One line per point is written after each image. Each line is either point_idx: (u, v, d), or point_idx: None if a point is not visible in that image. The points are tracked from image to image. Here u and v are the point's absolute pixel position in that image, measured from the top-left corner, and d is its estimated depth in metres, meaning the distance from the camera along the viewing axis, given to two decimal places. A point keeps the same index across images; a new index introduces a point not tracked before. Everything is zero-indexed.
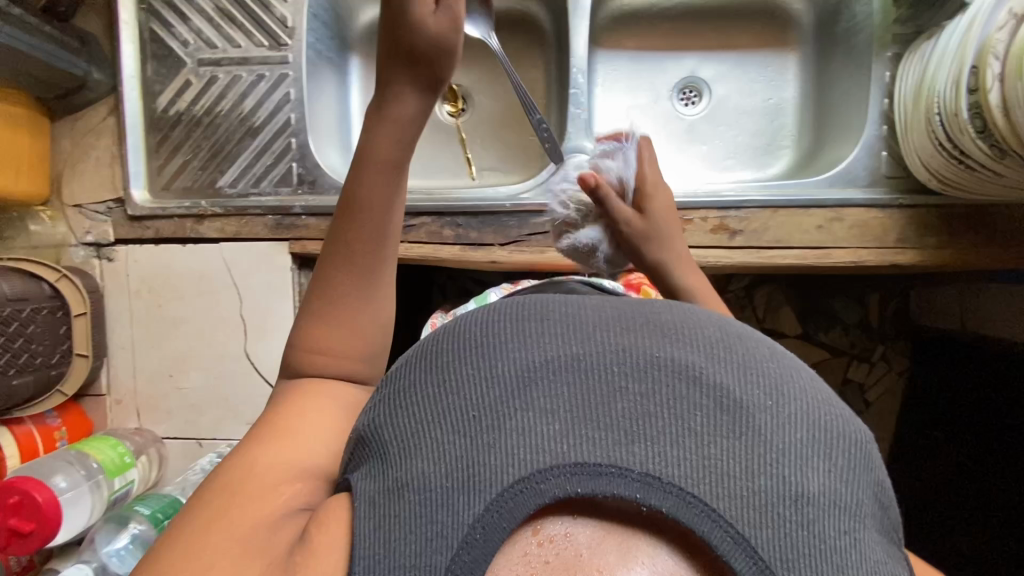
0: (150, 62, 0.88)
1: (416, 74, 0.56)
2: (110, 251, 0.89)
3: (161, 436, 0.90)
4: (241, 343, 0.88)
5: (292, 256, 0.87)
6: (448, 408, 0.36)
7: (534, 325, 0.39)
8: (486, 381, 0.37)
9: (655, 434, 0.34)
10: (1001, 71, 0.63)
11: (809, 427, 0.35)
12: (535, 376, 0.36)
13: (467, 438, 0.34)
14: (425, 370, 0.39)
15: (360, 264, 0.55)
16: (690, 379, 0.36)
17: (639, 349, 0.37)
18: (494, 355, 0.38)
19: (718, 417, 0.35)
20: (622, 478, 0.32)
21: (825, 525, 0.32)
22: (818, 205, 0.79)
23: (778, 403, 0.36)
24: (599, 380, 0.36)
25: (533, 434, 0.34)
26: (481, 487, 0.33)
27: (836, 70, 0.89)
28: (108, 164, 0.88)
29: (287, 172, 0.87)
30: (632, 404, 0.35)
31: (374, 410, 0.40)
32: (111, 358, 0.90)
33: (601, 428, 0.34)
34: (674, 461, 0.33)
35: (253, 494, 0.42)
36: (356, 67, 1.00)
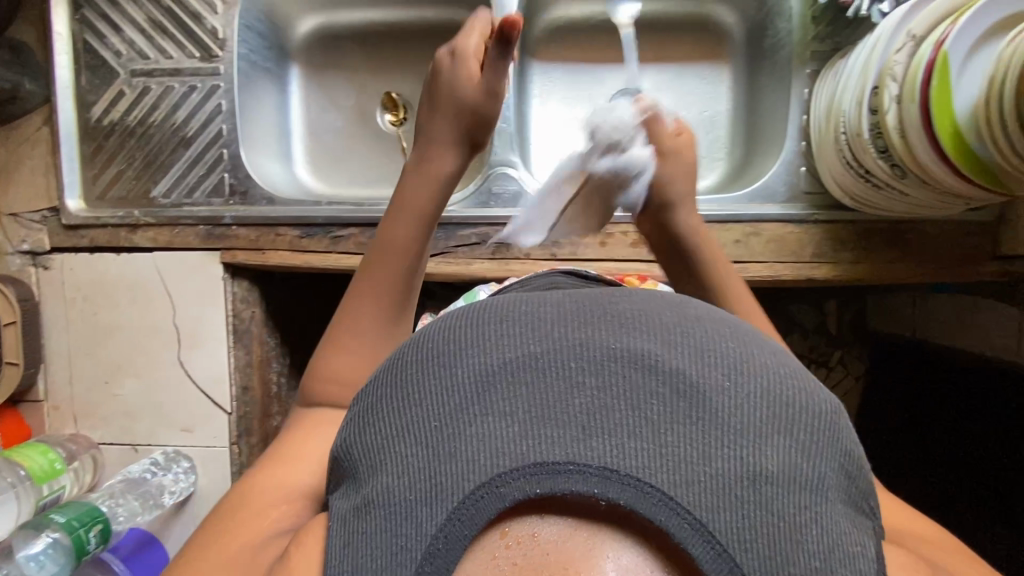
0: (84, 72, 0.88)
1: (460, 135, 0.66)
2: (46, 260, 0.90)
3: (98, 441, 0.92)
4: (175, 351, 0.90)
5: (224, 265, 0.88)
6: (411, 420, 0.36)
7: (490, 326, 0.38)
8: (444, 387, 0.36)
9: (612, 428, 0.34)
10: (898, 93, 0.64)
11: (767, 405, 0.35)
12: (491, 377, 0.36)
13: (428, 448, 0.34)
14: (388, 383, 0.39)
15: (384, 303, 0.61)
16: (646, 368, 0.35)
17: (595, 341, 0.37)
18: (451, 360, 0.37)
19: (674, 403, 0.34)
20: (579, 475, 0.32)
21: (785, 502, 0.32)
22: (736, 220, 0.81)
23: (735, 383, 0.35)
24: (555, 376, 0.35)
25: (492, 439, 0.34)
26: (443, 496, 0.33)
27: (764, 84, 0.90)
28: (44, 173, 0.89)
29: (219, 183, 0.88)
30: (589, 398, 0.34)
31: (346, 428, 0.40)
32: (49, 365, 0.92)
33: (557, 426, 0.34)
34: (631, 452, 0.33)
35: (253, 514, 0.47)
36: (296, 76, 1.01)
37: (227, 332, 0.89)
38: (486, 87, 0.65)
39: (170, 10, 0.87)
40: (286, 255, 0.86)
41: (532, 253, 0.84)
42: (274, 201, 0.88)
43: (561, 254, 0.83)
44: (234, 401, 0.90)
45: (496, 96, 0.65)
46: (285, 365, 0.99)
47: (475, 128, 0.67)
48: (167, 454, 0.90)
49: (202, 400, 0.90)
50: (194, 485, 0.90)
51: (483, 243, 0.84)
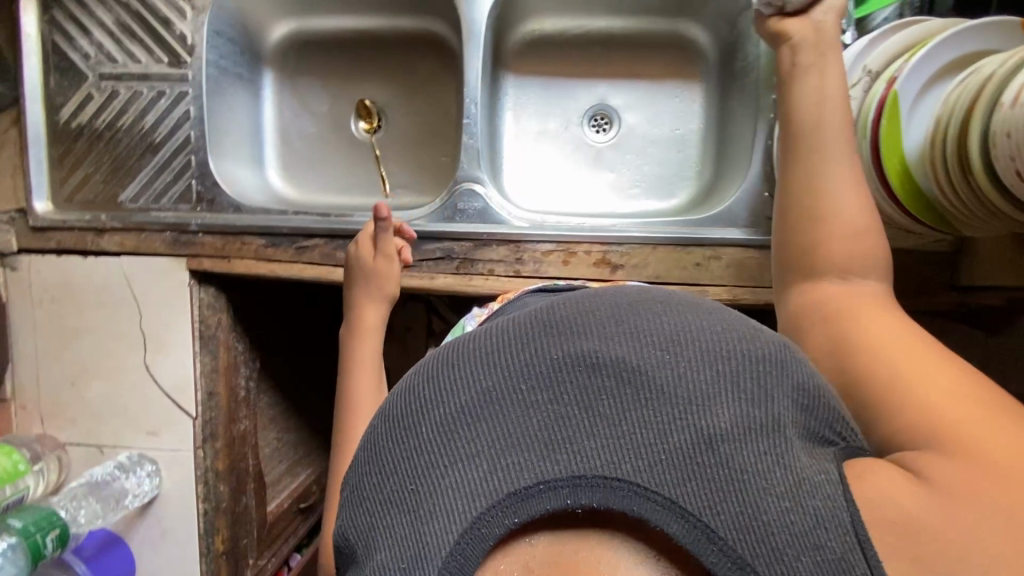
0: (53, 75, 0.88)
1: (378, 293, 0.76)
2: (14, 260, 0.91)
3: (64, 441, 0.93)
4: (141, 356, 0.90)
5: (190, 272, 0.88)
6: (389, 493, 0.35)
7: (437, 369, 0.38)
8: (407, 442, 0.36)
9: (571, 436, 0.34)
10: (852, 128, 0.65)
11: (709, 364, 0.35)
12: (447, 416, 0.36)
13: (409, 513, 0.34)
14: (359, 465, 0.38)
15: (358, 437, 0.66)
16: (589, 366, 0.36)
17: (538, 354, 0.37)
18: (410, 418, 0.36)
19: (622, 392, 0.35)
20: (551, 492, 0.33)
21: (746, 453, 0.33)
22: (697, 244, 0.81)
23: (672, 353, 0.36)
24: (508, 401, 0.35)
25: (464, 483, 0.33)
26: (433, 552, 0.32)
27: (734, 106, 0.90)
28: (11, 174, 0.89)
29: (187, 189, 0.88)
30: (544, 414, 0.35)
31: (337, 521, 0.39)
32: (16, 365, 0.92)
33: (520, 451, 0.34)
34: (592, 452, 0.34)
35: None
36: (270, 82, 1.01)
37: (193, 338, 0.89)
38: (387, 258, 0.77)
39: (138, 14, 0.86)
40: (251, 263, 0.87)
41: (495, 269, 0.84)
42: (240, 210, 0.88)
43: (524, 271, 0.84)
44: (199, 406, 0.90)
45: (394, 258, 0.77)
46: (254, 370, 1.00)
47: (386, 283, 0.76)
48: (132, 457, 0.92)
49: (168, 404, 0.91)
50: (157, 488, 0.92)
51: (447, 258, 0.85)
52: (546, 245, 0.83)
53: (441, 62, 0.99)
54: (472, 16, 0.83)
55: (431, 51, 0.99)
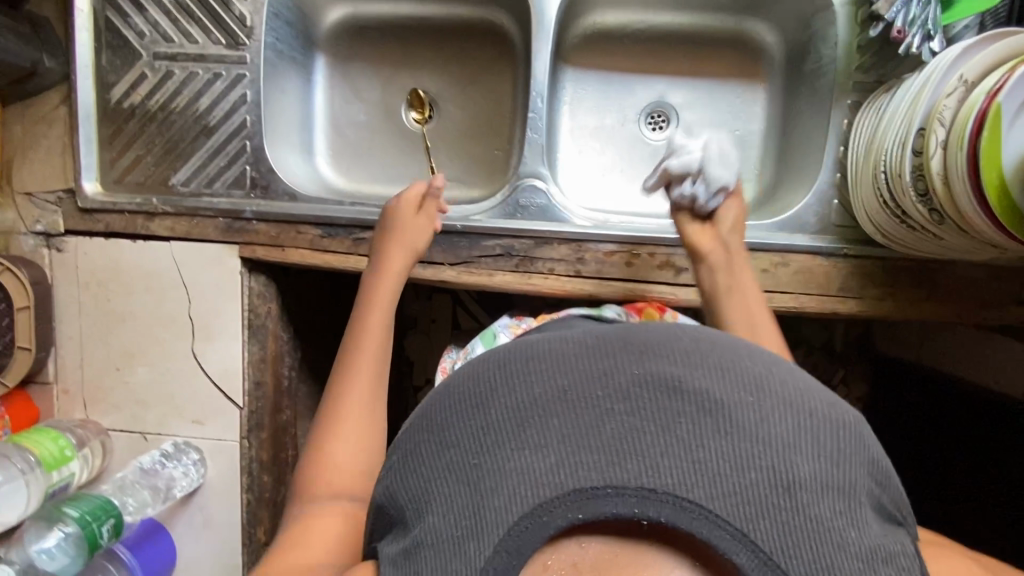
0: (104, 52, 0.86)
1: (409, 244, 0.76)
2: (60, 241, 0.89)
3: (107, 427, 0.91)
4: (188, 343, 0.89)
5: (242, 260, 0.87)
6: (452, 461, 0.40)
7: (520, 368, 0.42)
8: (480, 427, 0.40)
9: (643, 450, 0.37)
10: (945, 138, 0.63)
11: (790, 417, 0.38)
12: (527, 412, 0.39)
13: (470, 485, 0.38)
14: (425, 438, 0.43)
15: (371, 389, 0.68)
16: (673, 390, 0.39)
17: (620, 369, 0.40)
18: (483, 399, 0.41)
19: (702, 421, 0.37)
20: (618, 497, 0.35)
21: (819, 505, 0.35)
22: (764, 249, 0.80)
23: (757, 399, 0.38)
24: (588, 408, 0.39)
25: (530, 471, 0.37)
26: (490, 527, 0.36)
27: (801, 109, 0.88)
28: (60, 153, 0.87)
29: (241, 175, 0.86)
30: (620, 423, 0.38)
31: (387, 478, 0.45)
32: (58, 349, 0.91)
33: (593, 453, 0.37)
34: (665, 469, 0.36)
35: None
36: (322, 66, 0.99)
37: (243, 326, 0.88)
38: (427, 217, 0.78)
39: None
40: (306, 253, 0.85)
41: (556, 268, 0.83)
42: (295, 197, 0.86)
43: (585, 271, 0.82)
44: (246, 395, 0.89)
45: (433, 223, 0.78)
46: (297, 361, 0.98)
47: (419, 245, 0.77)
48: (177, 445, 0.90)
49: (215, 393, 0.89)
50: (202, 478, 0.90)
51: (507, 255, 0.83)
52: (609, 246, 0.82)
53: (498, 53, 0.97)
54: (542, 7, 0.81)
55: (489, 41, 0.97)
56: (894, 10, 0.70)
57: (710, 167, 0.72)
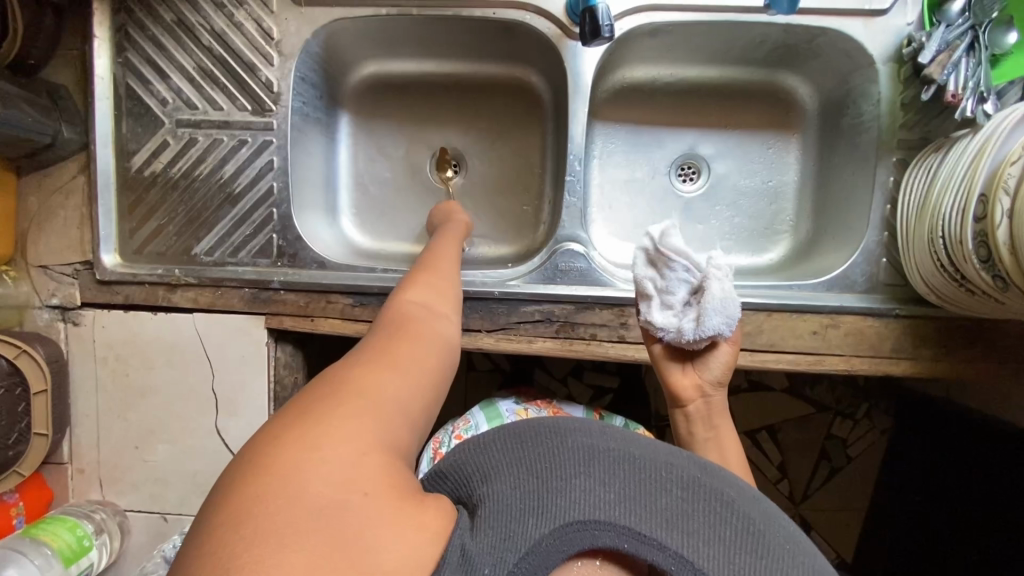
0: (126, 120, 0.83)
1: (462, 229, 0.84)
2: (76, 315, 0.84)
3: (124, 508, 0.86)
4: (212, 418, 0.85)
5: (268, 330, 0.83)
6: (528, 458, 0.46)
7: (604, 426, 0.50)
8: (562, 446, 0.47)
9: (689, 530, 0.44)
10: (1011, 207, 0.61)
11: (816, 573, 0.45)
12: (604, 455, 0.47)
13: (541, 480, 0.44)
14: (504, 431, 0.49)
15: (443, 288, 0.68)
16: (726, 504, 0.47)
17: (686, 467, 0.48)
18: (567, 429, 0.49)
19: (741, 537, 0.45)
20: (659, 551, 0.43)
21: None
22: (814, 311, 0.78)
23: (792, 547, 0.46)
24: (654, 478, 0.46)
25: (595, 493, 0.44)
26: (548, 519, 0.42)
27: (838, 162, 0.87)
28: (78, 224, 0.84)
29: (267, 243, 0.83)
30: (676, 502, 0.46)
31: (456, 453, 0.50)
32: (73, 427, 0.86)
33: (650, 510, 0.45)
34: (702, 555, 0.44)
35: (372, 411, 0.46)
36: (346, 124, 0.96)
37: (269, 400, 0.84)
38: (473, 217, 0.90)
39: (221, 59, 0.82)
40: (336, 323, 0.82)
41: (598, 333, 0.80)
42: (324, 265, 0.83)
43: (629, 336, 0.79)
44: None
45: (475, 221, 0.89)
46: None
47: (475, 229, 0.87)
48: None
49: None
50: None
51: (546, 321, 0.80)
52: None
53: (526, 107, 0.95)
54: (577, 70, 0.80)
55: (517, 97, 0.95)
56: (946, 72, 0.69)
57: (708, 312, 0.64)
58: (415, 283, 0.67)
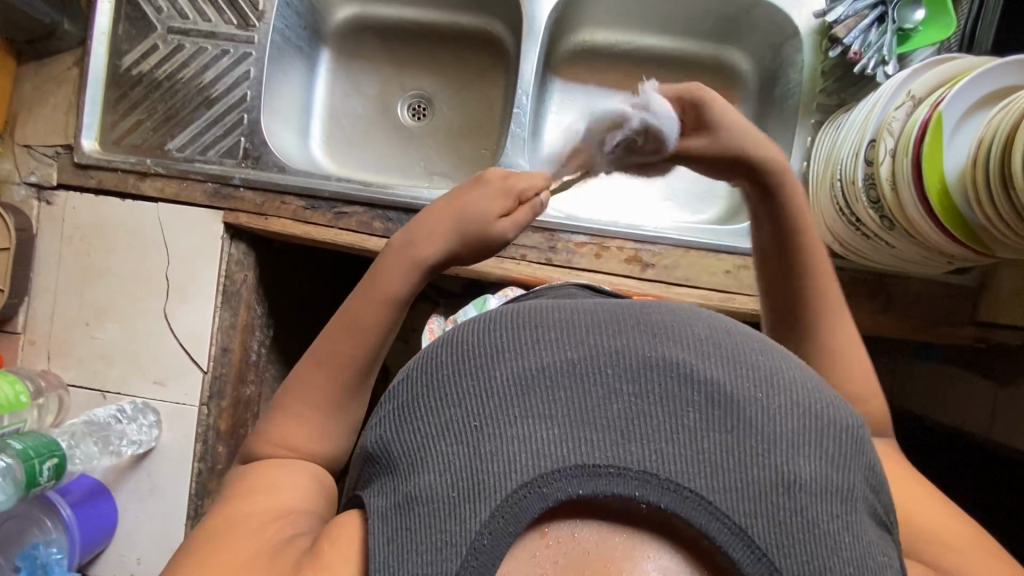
0: (122, 23, 0.91)
1: (449, 232, 0.66)
2: (51, 195, 0.91)
3: (67, 383, 0.91)
4: (161, 303, 0.90)
5: (224, 225, 0.89)
6: (451, 420, 0.39)
7: (528, 331, 0.42)
8: (483, 390, 0.39)
9: (648, 433, 0.37)
10: (893, 147, 0.67)
11: (801, 416, 0.38)
12: (532, 383, 0.39)
13: (468, 447, 0.37)
14: (424, 387, 0.42)
15: (338, 369, 0.62)
16: (682, 377, 0.39)
17: (632, 349, 0.40)
18: (486, 361, 0.41)
19: (710, 413, 0.37)
20: (620, 478, 0.36)
21: (819, 510, 0.35)
22: (728, 251, 0.84)
23: (767, 394, 0.38)
24: (594, 383, 0.39)
25: (532, 438, 0.37)
26: (484, 496, 0.36)
27: (770, 129, 0.94)
28: (65, 111, 0.91)
29: (235, 145, 0.91)
30: (626, 404, 0.38)
31: (380, 427, 0.43)
32: (31, 299, 0.91)
33: (598, 431, 0.37)
34: (669, 457, 0.36)
35: (243, 535, 0.47)
36: (326, 60, 1.05)
37: (217, 291, 0.89)
38: (506, 229, 0.68)
39: None
40: (287, 223, 0.88)
41: (528, 255, 0.86)
42: (284, 170, 0.90)
43: (556, 259, 0.86)
44: (211, 360, 0.89)
45: (507, 240, 0.69)
46: (266, 336, 0.98)
47: (470, 241, 0.67)
48: (134, 405, 0.89)
49: (180, 354, 0.89)
50: (156, 439, 0.89)
51: None
52: (581, 237, 0.86)
53: (493, 59, 1.03)
54: (533, 16, 0.89)
55: (485, 48, 1.03)
56: (852, 35, 0.77)
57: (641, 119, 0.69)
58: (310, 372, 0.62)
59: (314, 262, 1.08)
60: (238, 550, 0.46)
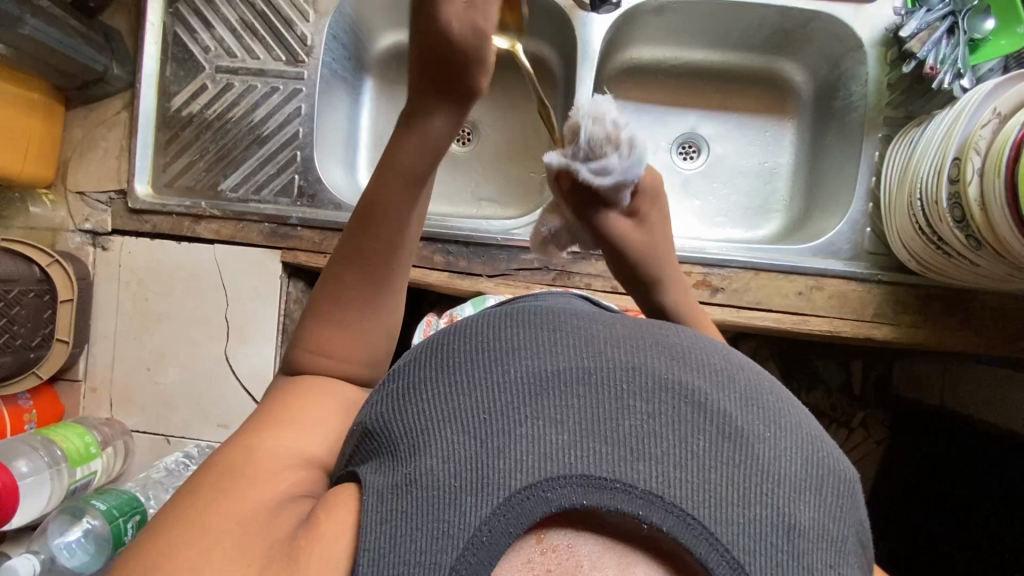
0: (170, 64, 0.90)
1: (427, 84, 0.55)
2: (106, 240, 0.90)
3: (130, 429, 0.90)
4: (222, 345, 0.89)
5: (282, 265, 0.88)
6: (460, 410, 0.37)
7: (546, 334, 0.41)
8: (495, 385, 0.38)
9: (658, 455, 0.36)
10: (981, 166, 0.65)
11: (805, 461, 0.37)
12: (547, 386, 0.38)
13: (476, 441, 0.36)
14: (436, 371, 0.40)
15: (372, 269, 0.55)
16: (697, 404, 0.38)
17: (650, 368, 0.39)
18: (501, 359, 0.40)
19: (719, 443, 0.36)
20: (626, 494, 0.34)
21: (814, 557, 0.35)
22: (799, 272, 0.82)
23: (775, 435, 0.38)
24: (608, 394, 0.38)
25: (542, 440, 0.36)
26: (486, 493, 0.34)
27: (829, 143, 0.92)
28: (116, 156, 0.91)
29: (289, 183, 0.90)
30: (638, 422, 0.37)
31: (383, 404, 0.41)
32: (91, 346, 0.90)
33: (608, 443, 0.36)
34: (676, 482, 0.35)
35: (258, 475, 0.41)
36: (370, 88, 1.03)
37: (278, 331, 0.88)
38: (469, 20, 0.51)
39: (262, 13, 0.90)
40: None
41: (593, 283, 0.85)
42: (340, 207, 0.89)
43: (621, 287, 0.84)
44: None
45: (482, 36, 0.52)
46: None
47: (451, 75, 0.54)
48: (201, 449, 0.89)
49: (243, 397, 0.89)
50: None
51: (544, 269, 0.85)
52: None
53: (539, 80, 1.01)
54: (587, 38, 0.87)
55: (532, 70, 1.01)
56: (926, 48, 0.76)
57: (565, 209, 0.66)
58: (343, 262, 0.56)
59: None
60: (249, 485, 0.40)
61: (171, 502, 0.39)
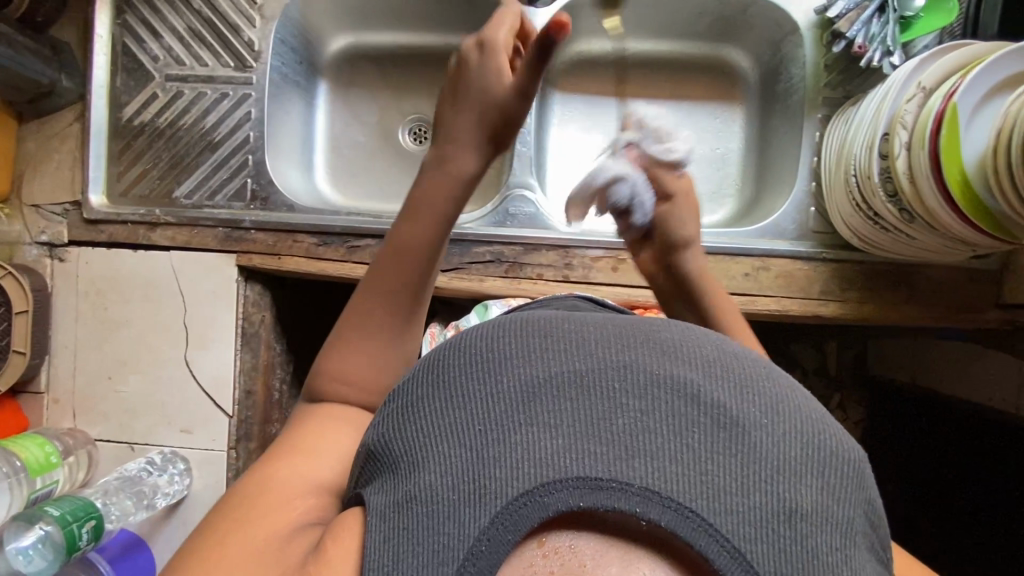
0: (120, 74, 0.91)
1: (470, 135, 0.61)
2: (63, 251, 0.91)
3: (94, 438, 0.90)
4: (182, 350, 0.89)
5: (239, 268, 0.89)
6: (457, 423, 0.38)
7: (538, 340, 0.41)
8: (489, 395, 0.38)
9: (653, 450, 0.35)
10: (908, 140, 0.67)
11: (804, 445, 0.37)
12: (538, 392, 0.38)
13: (473, 452, 0.36)
14: (433, 387, 0.41)
15: (396, 304, 0.58)
16: (690, 397, 0.37)
17: (641, 365, 0.39)
18: (494, 368, 0.40)
19: (715, 434, 0.36)
20: (622, 492, 0.34)
21: (819, 540, 0.34)
22: (746, 253, 0.83)
23: (774, 421, 0.37)
24: (600, 394, 0.37)
25: (536, 447, 0.36)
26: (483, 501, 0.34)
27: (775, 126, 0.93)
28: (70, 167, 0.91)
29: (242, 188, 0.91)
30: (632, 420, 0.36)
31: (384, 425, 0.42)
32: (52, 357, 0.91)
33: (602, 443, 0.35)
34: (673, 476, 0.34)
35: (271, 507, 0.44)
36: (324, 91, 1.04)
37: (236, 333, 0.89)
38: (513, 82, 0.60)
39: (209, 20, 0.91)
40: (302, 261, 0.88)
41: (545, 273, 0.86)
42: (293, 209, 0.90)
43: (573, 276, 0.85)
44: (236, 405, 0.89)
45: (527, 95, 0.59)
46: (287, 374, 0.98)
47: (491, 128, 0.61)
48: (164, 455, 0.89)
49: (204, 402, 0.89)
50: (187, 488, 0.88)
51: (496, 262, 0.86)
52: (597, 252, 0.85)
53: None
54: None
55: None
56: (855, 28, 0.77)
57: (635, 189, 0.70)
58: (367, 299, 0.58)
59: (327, 295, 1.07)
60: (261, 517, 0.43)
61: (196, 535, 0.44)
